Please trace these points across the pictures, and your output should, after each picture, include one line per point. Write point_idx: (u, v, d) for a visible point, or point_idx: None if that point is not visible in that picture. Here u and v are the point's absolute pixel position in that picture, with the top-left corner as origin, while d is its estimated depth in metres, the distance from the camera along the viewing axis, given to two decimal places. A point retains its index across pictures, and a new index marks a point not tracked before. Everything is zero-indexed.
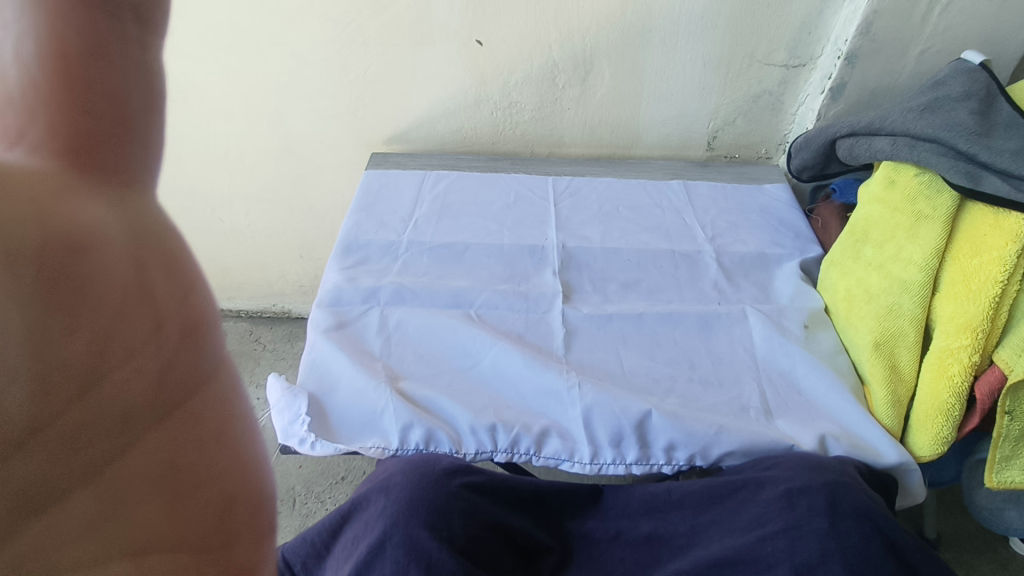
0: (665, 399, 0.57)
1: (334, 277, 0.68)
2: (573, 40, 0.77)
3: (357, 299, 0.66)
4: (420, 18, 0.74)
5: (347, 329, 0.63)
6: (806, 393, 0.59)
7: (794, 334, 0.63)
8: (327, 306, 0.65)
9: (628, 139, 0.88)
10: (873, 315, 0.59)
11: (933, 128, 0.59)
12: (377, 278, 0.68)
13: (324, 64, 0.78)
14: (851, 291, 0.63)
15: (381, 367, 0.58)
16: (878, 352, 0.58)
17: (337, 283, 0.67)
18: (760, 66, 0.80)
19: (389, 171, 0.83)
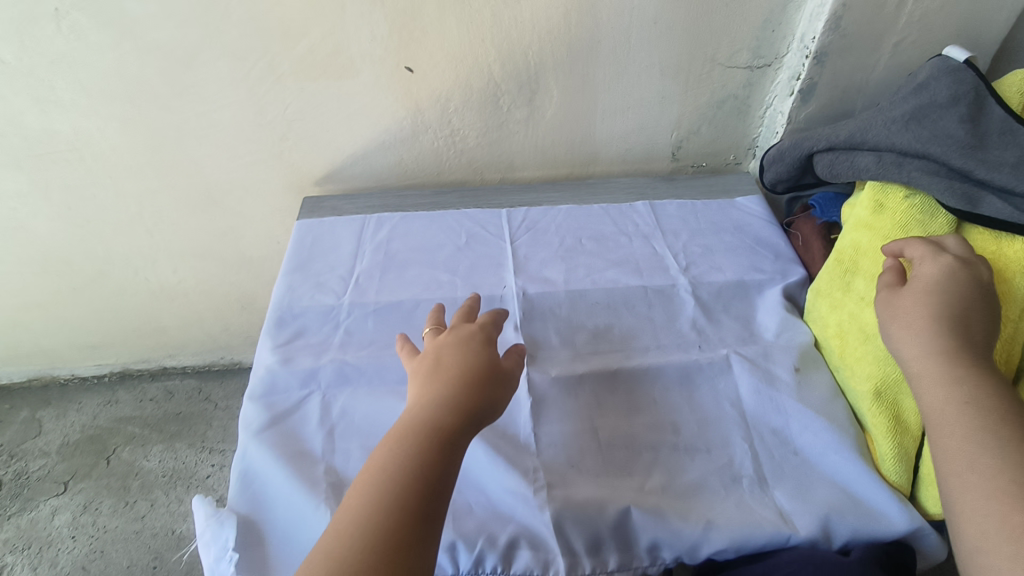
0: (649, 478, 0.51)
1: (268, 358, 0.60)
2: (514, 58, 0.68)
3: (294, 385, 0.57)
4: (337, 48, 0.65)
5: (284, 423, 0.55)
6: (801, 453, 0.53)
7: (783, 380, 0.57)
8: (260, 398, 0.57)
9: (587, 156, 0.80)
10: (871, 358, 0.54)
11: (923, 143, 0.53)
12: (316, 356, 0.59)
13: (236, 108, 0.69)
14: (843, 328, 0.57)
15: (324, 475, 0.51)
16: (880, 399, 0.52)
17: (270, 368, 0.59)
18: (722, 70, 0.72)
19: (325, 220, 0.74)
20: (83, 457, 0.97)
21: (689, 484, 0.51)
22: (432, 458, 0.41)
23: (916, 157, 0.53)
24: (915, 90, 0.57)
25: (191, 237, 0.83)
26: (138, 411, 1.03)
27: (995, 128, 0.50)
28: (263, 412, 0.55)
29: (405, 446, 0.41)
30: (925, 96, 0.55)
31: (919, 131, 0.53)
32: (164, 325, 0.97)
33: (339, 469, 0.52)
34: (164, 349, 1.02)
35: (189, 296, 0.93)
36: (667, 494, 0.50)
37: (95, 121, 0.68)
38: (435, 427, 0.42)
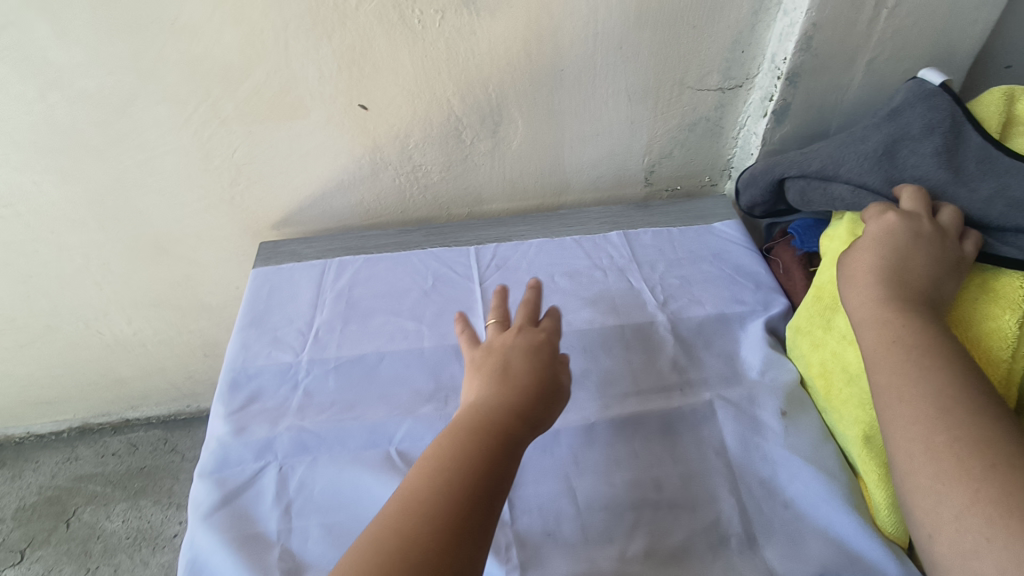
0: (632, 543, 0.48)
1: (219, 428, 0.55)
2: (473, 90, 0.65)
3: (248, 456, 0.53)
4: (284, 88, 0.61)
5: (235, 502, 0.50)
6: (792, 505, 0.50)
7: (770, 427, 0.54)
8: (211, 474, 0.52)
9: (557, 186, 0.77)
10: (857, 402, 0.51)
11: (904, 173, 0.53)
12: (271, 424, 0.55)
13: (179, 154, 0.64)
14: (827, 368, 0.55)
15: (278, 561, 0.47)
16: (869, 447, 0.50)
17: (222, 439, 0.54)
18: (692, 92, 0.70)
19: (282, 267, 0.70)
20: (41, 522, 0.92)
21: (676, 548, 0.47)
22: (467, 475, 0.40)
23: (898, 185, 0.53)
24: (891, 117, 0.56)
25: (143, 288, 0.78)
26: (100, 467, 0.98)
27: (970, 158, 0.52)
28: (213, 491, 0.50)
29: (441, 455, 0.42)
30: (902, 126, 0.55)
31: (899, 162, 0.54)
32: (123, 377, 0.92)
33: (296, 551, 0.47)
34: (125, 401, 0.97)
35: (147, 347, 0.88)
36: (652, 561, 0.47)
37: (27, 175, 0.63)
38: (488, 426, 0.43)
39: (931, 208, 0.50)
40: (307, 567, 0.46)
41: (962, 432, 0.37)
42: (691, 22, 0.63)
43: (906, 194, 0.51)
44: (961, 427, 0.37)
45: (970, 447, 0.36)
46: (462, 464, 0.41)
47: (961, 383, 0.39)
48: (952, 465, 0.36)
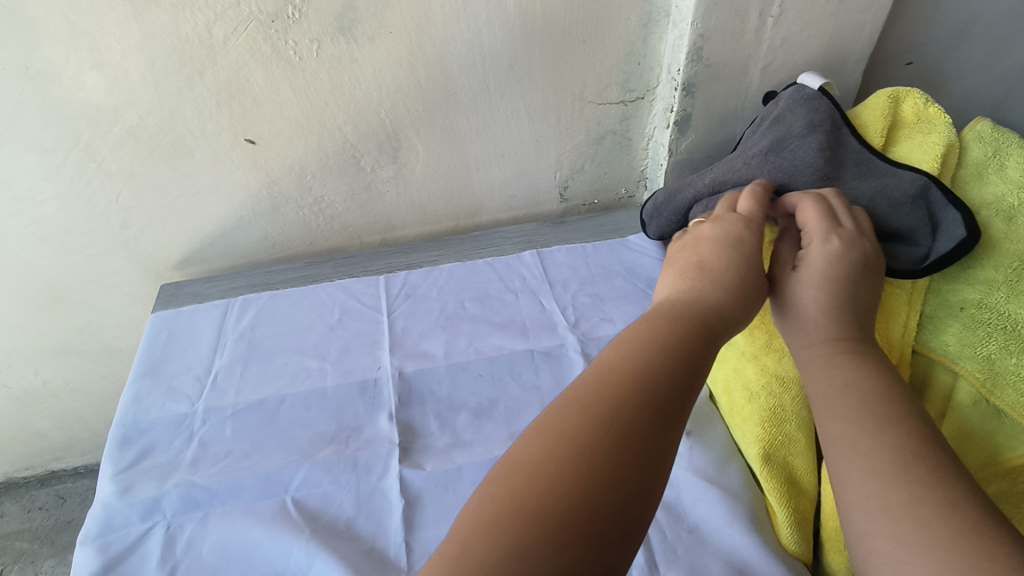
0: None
1: (105, 489, 0.53)
2: (364, 117, 0.63)
3: (134, 518, 0.51)
4: (163, 127, 0.59)
5: (115, 570, 0.47)
6: (696, 530, 0.49)
7: (675, 450, 0.54)
8: (93, 540, 0.49)
9: (469, 207, 0.76)
10: (757, 420, 0.52)
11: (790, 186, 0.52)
12: (160, 481, 0.53)
13: (60, 201, 0.62)
14: (729, 385, 0.55)
15: None
16: (769, 463, 0.50)
17: (106, 501, 0.52)
18: (594, 107, 0.69)
19: (182, 310, 0.67)
20: None
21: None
22: (635, 416, 0.34)
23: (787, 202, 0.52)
24: (775, 122, 0.56)
25: (45, 338, 0.75)
26: (26, 523, 0.95)
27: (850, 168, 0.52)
28: (92, 559, 0.48)
29: (604, 385, 0.35)
30: (784, 129, 0.55)
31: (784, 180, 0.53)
32: (41, 430, 0.89)
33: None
34: (47, 454, 0.94)
35: (61, 398, 0.84)
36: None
37: None
38: (659, 345, 0.38)
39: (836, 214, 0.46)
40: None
41: (922, 491, 0.33)
42: (580, 37, 0.62)
43: (811, 212, 0.46)
44: (921, 487, 0.33)
45: (930, 508, 0.32)
46: (624, 405, 0.34)
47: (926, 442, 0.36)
48: (912, 532, 0.32)
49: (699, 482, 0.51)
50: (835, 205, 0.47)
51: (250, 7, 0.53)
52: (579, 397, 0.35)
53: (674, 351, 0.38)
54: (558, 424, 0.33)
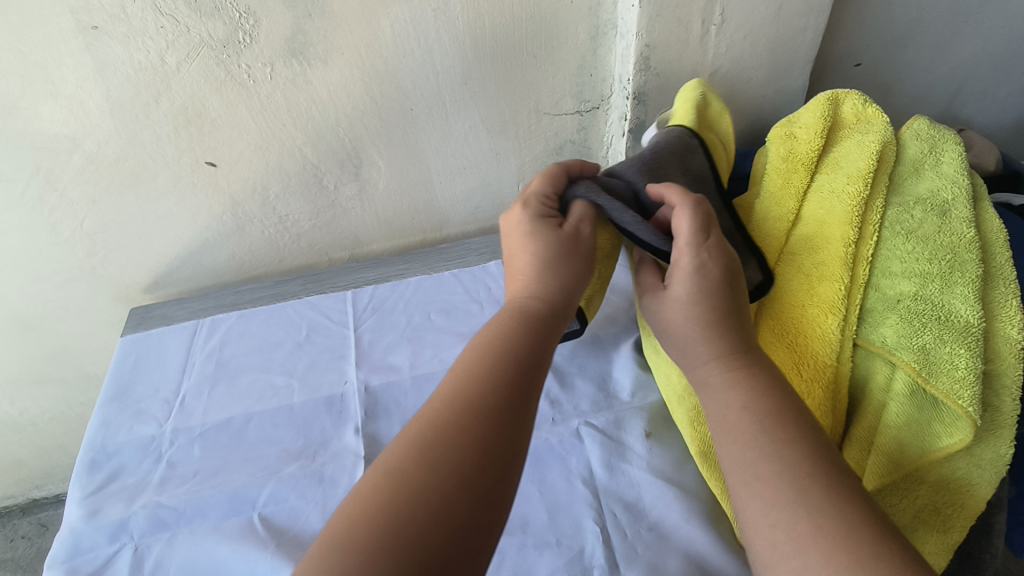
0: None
1: (74, 514, 0.53)
2: (323, 136, 0.64)
3: (103, 540, 0.51)
4: (123, 154, 0.60)
5: None
6: (655, 528, 0.50)
7: (635, 452, 0.55)
8: (60, 564, 0.50)
9: (435, 220, 0.77)
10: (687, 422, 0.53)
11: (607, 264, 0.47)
12: (127, 502, 0.53)
13: (25, 231, 0.63)
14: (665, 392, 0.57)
15: None
16: (706, 463, 0.51)
17: (74, 526, 0.52)
18: (550, 118, 0.70)
19: (151, 333, 0.68)
20: None
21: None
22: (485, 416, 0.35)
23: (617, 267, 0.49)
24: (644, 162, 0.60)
25: (19, 368, 0.76)
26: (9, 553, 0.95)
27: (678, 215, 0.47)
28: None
29: (453, 394, 0.37)
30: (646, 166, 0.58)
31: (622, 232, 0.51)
32: (20, 458, 0.89)
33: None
34: (29, 482, 0.94)
35: (38, 426, 0.85)
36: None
37: None
38: (492, 363, 0.38)
39: (704, 222, 0.45)
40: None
41: (825, 516, 0.33)
42: (530, 52, 0.64)
43: (682, 227, 0.45)
44: (824, 510, 0.33)
45: (834, 536, 0.32)
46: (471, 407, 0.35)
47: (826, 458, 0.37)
48: (819, 562, 0.32)
49: (658, 481, 0.52)
50: (707, 211, 0.46)
51: (201, 34, 0.54)
52: (434, 410, 0.36)
53: (517, 349, 0.40)
54: (416, 437, 0.34)
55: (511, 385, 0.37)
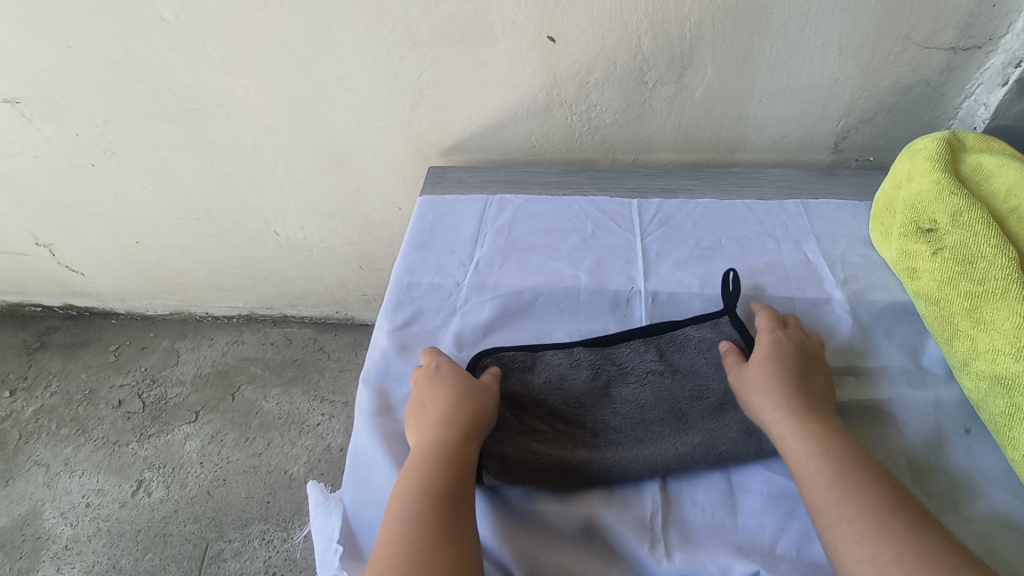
0: (777, 543, 0.41)
1: (384, 342, 0.56)
2: (667, 28, 0.61)
3: (408, 374, 0.53)
4: (477, 15, 0.62)
5: (394, 414, 0.50)
6: (1001, 532, 0.41)
7: (954, 445, 0.46)
8: (374, 382, 0.53)
9: (733, 142, 0.73)
10: (998, 398, 0.45)
11: (641, 351, 0.51)
12: (432, 346, 0.55)
13: (370, 73, 0.68)
14: (970, 363, 0.48)
15: None
16: (1014, 439, 0.43)
17: (386, 353, 0.55)
18: (917, 50, 0.61)
19: (447, 198, 0.72)
20: (212, 391, 1.07)
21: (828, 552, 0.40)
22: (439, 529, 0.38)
23: (688, 396, 0.48)
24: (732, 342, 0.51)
25: (319, 195, 0.86)
26: (261, 352, 1.14)
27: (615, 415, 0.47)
28: (373, 398, 0.51)
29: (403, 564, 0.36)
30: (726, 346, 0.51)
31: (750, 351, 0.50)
32: (289, 276, 1.05)
33: None
34: (287, 299, 1.12)
35: (313, 252, 0.98)
36: (802, 561, 0.39)
37: (239, 80, 0.71)
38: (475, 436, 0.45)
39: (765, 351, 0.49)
40: None
41: None
42: None
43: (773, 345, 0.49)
44: None
45: None
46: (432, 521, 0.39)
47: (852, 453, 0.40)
48: None
49: (985, 476, 0.44)
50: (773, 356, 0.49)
51: None
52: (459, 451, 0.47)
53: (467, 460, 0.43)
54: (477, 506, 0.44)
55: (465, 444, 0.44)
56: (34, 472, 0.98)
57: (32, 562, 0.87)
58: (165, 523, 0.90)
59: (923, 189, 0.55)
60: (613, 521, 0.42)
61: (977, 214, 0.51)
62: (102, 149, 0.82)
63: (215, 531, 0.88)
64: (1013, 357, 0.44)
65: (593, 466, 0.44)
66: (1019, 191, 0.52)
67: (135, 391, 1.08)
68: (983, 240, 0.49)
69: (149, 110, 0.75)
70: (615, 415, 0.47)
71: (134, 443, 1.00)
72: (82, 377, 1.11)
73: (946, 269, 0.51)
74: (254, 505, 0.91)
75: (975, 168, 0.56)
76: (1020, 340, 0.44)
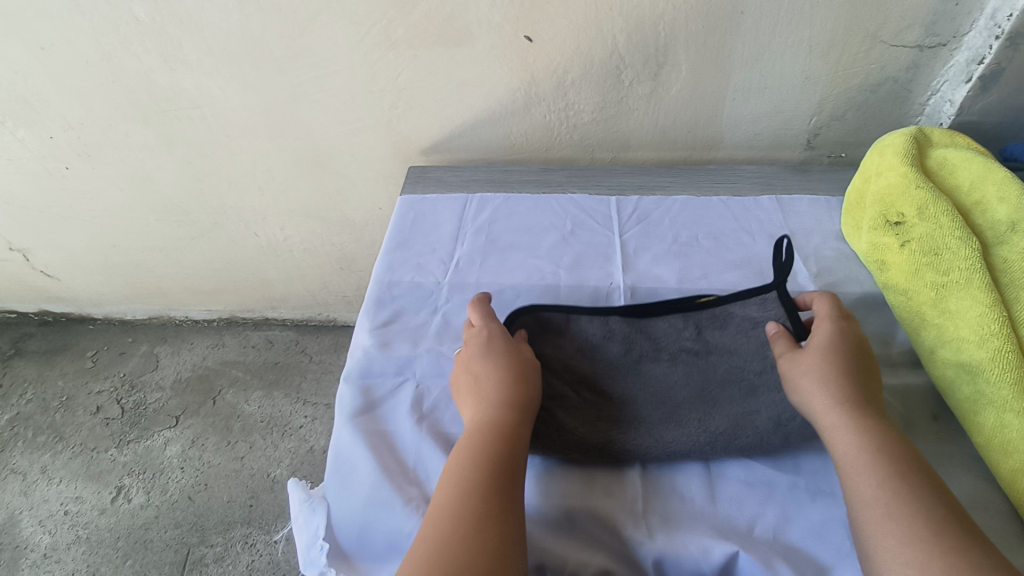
0: (755, 527, 0.41)
1: (365, 341, 0.56)
2: (642, 27, 0.62)
3: (390, 371, 0.53)
4: (454, 15, 0.62)
5: (376, 411, 0.50)
6: (967, 509, 0.42)
7: (923, 431, 0.47)
8: (356, 380, 0.53)
9: (708, 140, 0.74)
10: (962, 383, 0.47)
11: (677, 328, 0.51)
12: (414, 344, 0.56)
13: (349, 73, 0.69)
14: (936, 351, 0.49)
15: (409, 470, 0.46)
16: (977, 423, 0.45)
17: (367, 351, 0.55)
18: (884, 49, 0.63)
19: (427, 196, 0.72)
20: (193, 395, 1.06)
21: (804, 534, 0.41)
22: (483, 505, 0.38)
23: (719, 377, 0.48)
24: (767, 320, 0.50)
25: (298, 196, 0.86)
26: (242, 356, 1.13)
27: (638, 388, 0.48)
28: (356, 395, 0.51)
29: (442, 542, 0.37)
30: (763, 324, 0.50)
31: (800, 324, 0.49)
32: (269, 278, 1.04)
33: (422, 468, 0.46)
34: (267, 301, 1.11)
35: (293, 254, 0.98)
36: (779, 544, 0.40)
37: (217, 81, 0.70)
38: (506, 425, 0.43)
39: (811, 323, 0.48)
40: (420, 481, 0.46)
41: None
42: None
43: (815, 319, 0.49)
44: None
45: None
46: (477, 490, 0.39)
47: (902, 449, 0.39)
48: None
49: (953, 459, 0.45)
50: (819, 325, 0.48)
51: None
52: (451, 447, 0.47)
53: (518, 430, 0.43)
54: None
55: (504, 416, 0.43)
56: (11, 481, 0.96)
57: (10, 571, 0.85)
58: (146, 529, 0.89)
59: (891, 183, 0.57)
60: (596, 508, 0.43)
61: (942, 206, 0.52)
62: (77, 152, 0.81)
63: (197, 536, 0.87)
64: (978, 344, 0.46)
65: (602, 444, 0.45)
66: (982, 184, 0.54)
67: (114, 396, 1.07)
68: (949, 232, 0.51)
69: (125, 112, 0.75)
70: (644, 390, 0.48)
71: (114, 449, 0.99)
72: (59, 383, 1.09)
73: (914, 260, 0.53)
74: (237, 509, 0.91)
75: (940, 162, 0.57)
76: (985, 328, 0.46)
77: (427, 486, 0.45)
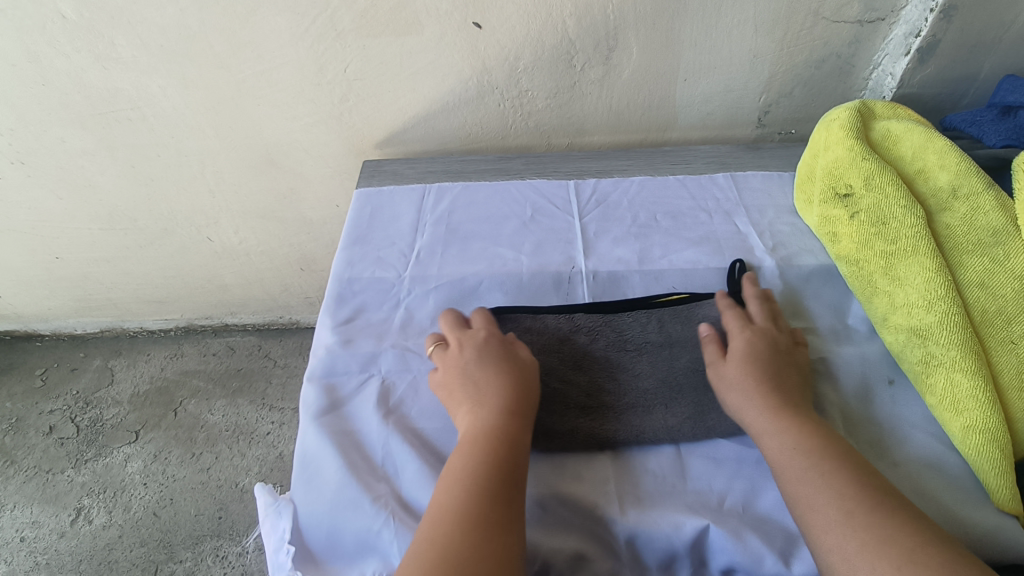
0: (725, 500, 0.42)
1: (328, 339, 0.55)
2: (591, 11, 0.62)
3: (354, 369, 0.52)
4: (401, 4, 0.61)
5: (342, 410, 0.49)
6: (924, 467, 0.44)
7: (880, 395, 0.49)
8: (319, 380, 0.52)
9: (663, 121, 0.74)
10: (913, 347, 0.48)
11: (643, 320, 0.52)
12: (377, 340, 0.55)
13: (295, 67, 0.67)
14: (888, 317, 0.51)
15: (377, 466, 0.46)
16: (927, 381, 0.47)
17: (330, 349, 0.54)
18: (826, 25, 0.64)
19: (384, 190, 0.71)
20: (152, 408, 1.03)
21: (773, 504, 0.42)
22: (492, 528, 0.37)
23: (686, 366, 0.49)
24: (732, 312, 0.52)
25: (251, 197, 0.84)
26: (202, 365, 1.09)
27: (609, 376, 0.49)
28: (320, 394, 0.50)
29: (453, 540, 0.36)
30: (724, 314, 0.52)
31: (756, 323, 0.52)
32: (226, 283, 1.01)
33: (391, 464, 0.46)
34: (226, 307, 1.08)
35: (250, 256, 0.95)
36: (748, 515, 0.41)
37: (155, 80, 0.68)
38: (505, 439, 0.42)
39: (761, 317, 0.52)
40: (388, 477, 0.45)
41: None
42: None
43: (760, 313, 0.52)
44: None
45: None
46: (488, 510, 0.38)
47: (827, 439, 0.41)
48: None
49: (909, 420, 0.47)
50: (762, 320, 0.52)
51: None
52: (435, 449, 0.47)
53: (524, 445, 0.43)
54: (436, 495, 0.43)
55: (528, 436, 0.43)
56: None
57: None
58: (111, 550, 0.86)
59: (838, 156, 0.58)
60: (568, 493, 0.43)
61: (888, 177, 0.54)
62: (9, 160, 0.76)
63: (166, 553, 0.85)
64: (926, 309, 0.47)
65: (581, 432, 0.46)
66: (924, 154, 0.55)
67: (67, 415, 1.02)
68: (893, 201, 0.52)
69: (58, 115, 0.71)
70: (615, 379, 0.48)
71: (70, 470, 0.95)
72: (7, 406, 1.04)
73: (863, 230, 0.54)
74: (206, 521, 0.88)
75: (884, 134, 0.58)
76: (932, 294, 0.47)
77: (396, 482, 0.45)
